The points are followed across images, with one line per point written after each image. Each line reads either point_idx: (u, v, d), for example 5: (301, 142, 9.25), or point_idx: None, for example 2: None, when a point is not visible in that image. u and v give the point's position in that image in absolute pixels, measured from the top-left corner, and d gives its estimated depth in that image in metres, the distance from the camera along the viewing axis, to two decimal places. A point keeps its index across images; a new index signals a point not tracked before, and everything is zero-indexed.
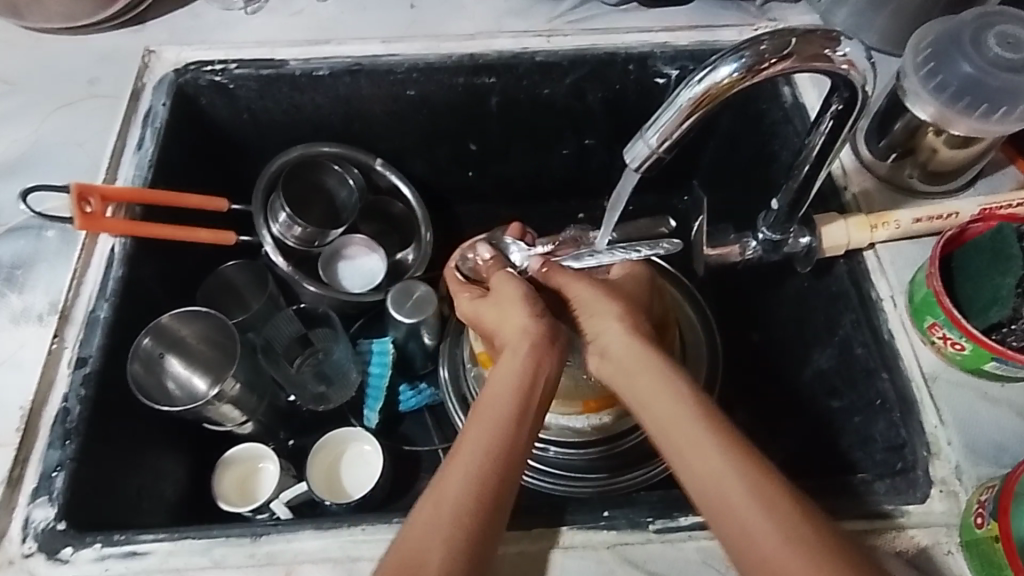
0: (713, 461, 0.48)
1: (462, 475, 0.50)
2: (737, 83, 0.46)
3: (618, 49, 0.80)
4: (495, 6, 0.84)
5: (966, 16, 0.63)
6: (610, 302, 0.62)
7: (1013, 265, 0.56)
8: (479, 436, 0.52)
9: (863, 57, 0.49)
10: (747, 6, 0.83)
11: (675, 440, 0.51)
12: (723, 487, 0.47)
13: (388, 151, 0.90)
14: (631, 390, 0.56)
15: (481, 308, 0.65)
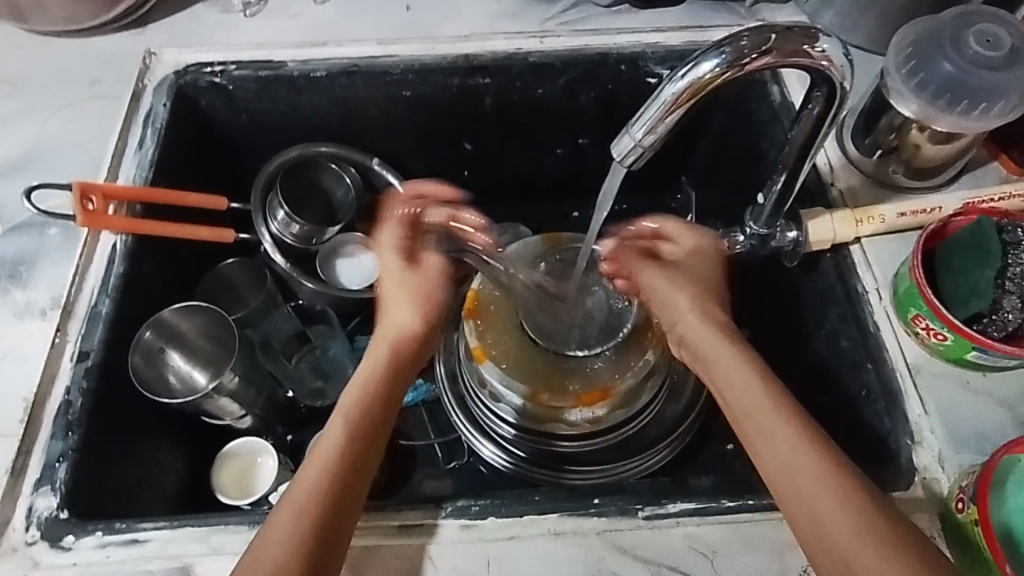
0: (782, 449, 0.53)
1: (316, 464, 0.55)
2: (718, 79, 0.48)
3: (610, 50, 0.82)
4: (489, 8, 0.86)
5: (945, 16, 0.64)
6: (684, 289, 0.66)
7: (992, 258, 0.57)
8: (335, 430, 0.57)
9: (841, 55, 0.50)
10: (736, 8, 0.85)
11: (759, 423, 0.55)
12: (795, 474, 0.52)
13: (384, 150, 0.92)
14: (714, 371, 0.61)
15: (388, 284, 0.71)
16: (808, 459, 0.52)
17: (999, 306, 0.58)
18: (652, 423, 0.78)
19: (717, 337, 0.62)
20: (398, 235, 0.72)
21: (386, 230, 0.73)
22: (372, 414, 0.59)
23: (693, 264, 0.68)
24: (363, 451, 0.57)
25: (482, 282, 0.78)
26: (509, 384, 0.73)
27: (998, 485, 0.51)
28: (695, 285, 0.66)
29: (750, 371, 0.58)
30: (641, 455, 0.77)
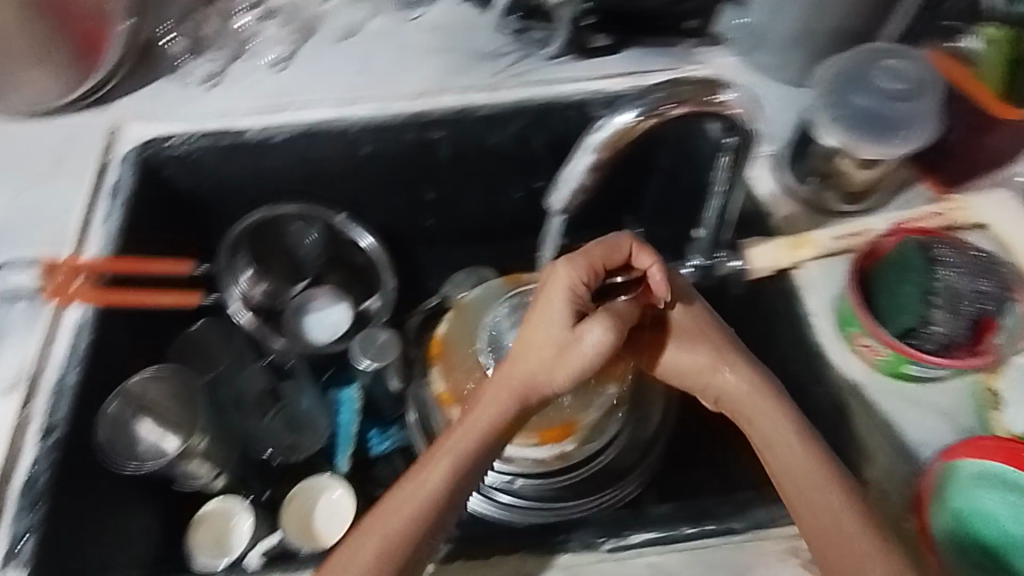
0: (822, 498, 0.55)
1: (409, 500, 0.57)
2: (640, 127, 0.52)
3: (556, 99, 0.86)
4: (440, 65, 0.90)
5: (855, 55, 0.69)
6: (697, 357, 0.63)
7: (918, 276, 0.64)
8: (436, 472, 0.57)
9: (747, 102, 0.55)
10: (674, 50, 0.89)
11: (787, 464, 0.57)
12: (830, 523, 0.54)
13: (348, 205, 0.94)
14: (752, 423, 0.60)
15: (540, 334, 0.60)
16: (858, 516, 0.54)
17: (930, 321, 0.62)
18: (622, 453, 0.80)
19: (763, 397, 0.60)
20: (590, 281, 0.60)
21: (569, 271, 0.60)
22: (476, 467, 0.59)
23: (684, 321, 0.64)
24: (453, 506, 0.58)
25: (449, 327, 0.83)
26: None
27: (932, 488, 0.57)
28: (710, 347, 0.63)
29: (786, 423, 0.59)
30: (612, 488, 0.78)
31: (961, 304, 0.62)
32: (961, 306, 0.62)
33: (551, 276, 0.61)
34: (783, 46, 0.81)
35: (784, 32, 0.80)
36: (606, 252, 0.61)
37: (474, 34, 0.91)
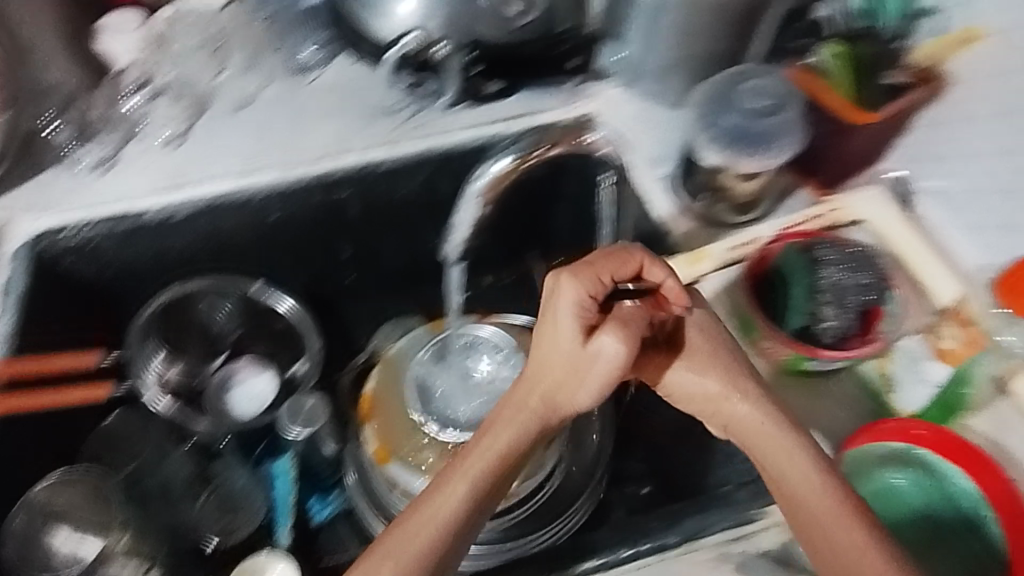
0: (833, 513, 0.54)
1: (415, 535, 0.54)
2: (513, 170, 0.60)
3: (453, 148, 0.91)
4: (338, 126, 0.91)
5: (723, 78, 0.75)
6: (709, 381, 0.61)
7: (802, 279, 0.70)
8: (448, 506, 0.54)
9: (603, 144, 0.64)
10: (564, 86, 0.93)
11: (789, 466, 0.56)
12: (842, 543, 0.53)
13: (263, 273, 0.92)
14: (757, 449, 0.59)
15: (552, 353, 0.59)
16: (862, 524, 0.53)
17: (824, 318, 0.68)
18: (566, 479, 0.76)
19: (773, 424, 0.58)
20: (597, 292, 0.60)
21: (574, 283, 0.59)
22: (486, 503, 0.56)
23: (696, 339, 0.63)
24: (460, 544, 0.55)
25: (376, 382, 0.83)
26: (413, 476, 0.75)
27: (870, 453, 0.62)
28: (723, 371, 0.62)
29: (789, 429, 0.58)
30: (568, 512, 0.75)
31: (849, 298, 0.68)
32: (848, 299, 0.68)
33: (557, 288, 0.60)
34: (659, 78, 0.87)
35: (659, 64, 0.86)
36: (613, 264, 0.60)
37: (368, 92, 0.93)
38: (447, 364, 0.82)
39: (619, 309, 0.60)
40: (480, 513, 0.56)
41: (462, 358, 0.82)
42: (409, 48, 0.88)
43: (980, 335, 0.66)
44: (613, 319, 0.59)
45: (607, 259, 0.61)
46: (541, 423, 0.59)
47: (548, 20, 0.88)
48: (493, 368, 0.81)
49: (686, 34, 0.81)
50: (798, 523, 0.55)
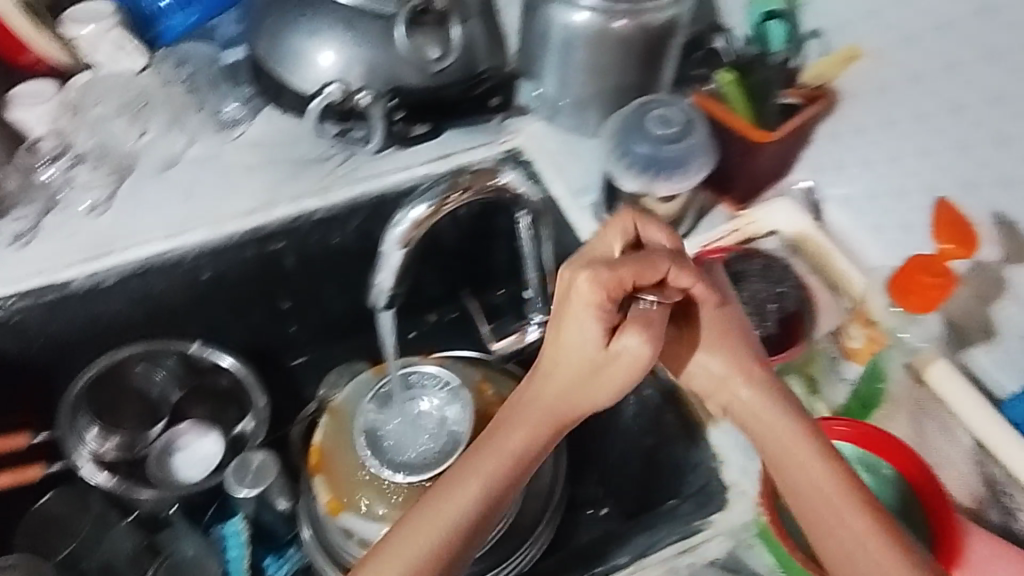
0: (841, 506, 0.53)
1: (415, 547, 0.53)
2: (431, 216, 0.60)
3: (386, 191, 0.92)
4: (267, 178, 0.92)
5: (630, 108, 0.77)
6: (718, 365, 0.60)
7: None
8: (456, 510, 0.54)
9: (523, 181, 0.65)
10: (488, 124, 0.96)
11: (794, 456, 0.55)
12: (851, 537, 0.52)
13: (202, 330, 0.93)
14: (762, 441, 0.57)
15: (567, 354, 0.56)
16: (870, 517, 0.52)
17: None
18: (524, 509, 0.77)
19: (778, 412, 0.57)
20: (616, 298, 0.54)
21: (593, 286, 0.53)
22: (495, 509, 0.56)
23: (709, 323, 0.60)
24: (462, 557, 0.54)
25: (324, 434, 0.82)
26: (366, 523, 0.75)
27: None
28: (736, 358, 0.60)
29: (799, 421, 0.57)
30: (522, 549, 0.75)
31: (767, 306, 0.71)
32: (766, 309, 0.70)
33: (576, 290, 0.54)
34: (578, 111, 0.92)
35: (573, 98, 0.91)
36: (638, 269, 0.54)
37: (297, 143, 0.95)
38: (396, 406, 0.82)
39: (642, 308, 0.56)
40: (490, 518, 0.55)
41: (410, 399, 0.82)
42: (333, 99, 0.89)
43: (880, 334, 0.69)
44: (637, 320, 0.55)
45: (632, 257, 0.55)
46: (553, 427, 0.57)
47: (466, 63, 0.91)
48: (440, 406, 0.81)
49: (594, 72, 0.87)
50: (803, 515, 0.54)
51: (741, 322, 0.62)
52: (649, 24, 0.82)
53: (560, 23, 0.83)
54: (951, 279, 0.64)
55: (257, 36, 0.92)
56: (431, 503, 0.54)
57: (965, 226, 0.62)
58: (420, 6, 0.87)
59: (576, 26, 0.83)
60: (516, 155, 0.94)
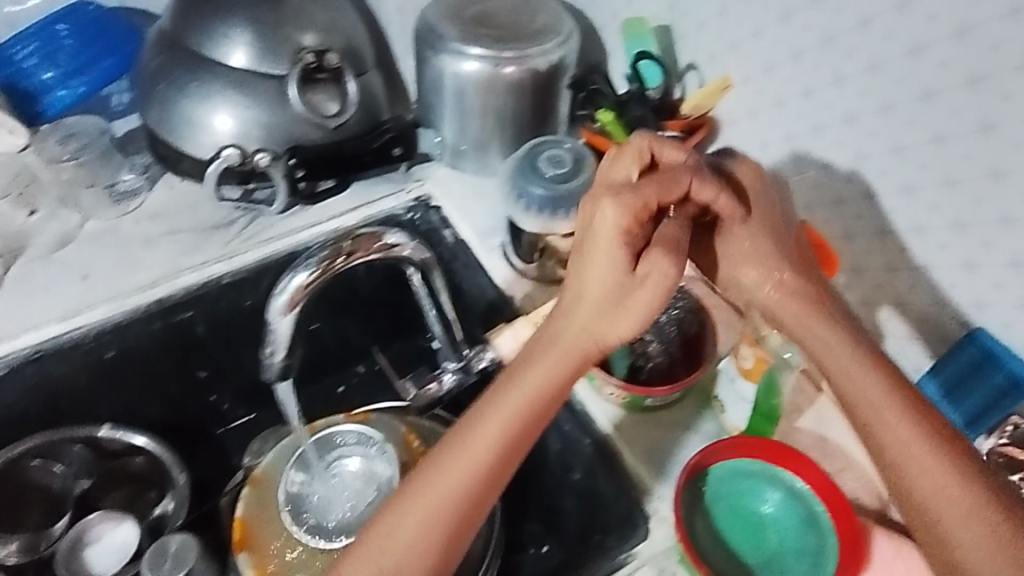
0: (881, 403, 0.53)
1: (437, 496, 0.53)
2: (312, 284, 0.59)
3: (296, 249, 0.91)
4: (170, 250, 0.90)
5: (522, 152, 0.79)
6: (754, 274, 0.59)
7: None
8: (476, 453, 0.53)
9: (409, 240, 0.66)
10: (394, 175, 0.97)
11: (851, 377, 0.54)
12: (894, 434, 0.52)
13: (114, 413, 0.89)
14: (803, 344, 0.57)
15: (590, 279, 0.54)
16: (932, 441, 0.52)
17: (649, 355, 0.71)
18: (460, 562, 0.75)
19: (818, 317, 0.56)
20: (642, 220, 0.54)
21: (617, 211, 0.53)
22: (519, 450, 0.55)
23: (745, 235, 0.60)
24: (482, 504, 0.54)
25: (246, 507, 0.78)
26: None
27: (709, 484, 0.63)
28: (772, 263, 0.59)
29: (852, 339, 0.56)
30: None
31: (670, 332, 0.71)
32: (669, 335, 0.71)
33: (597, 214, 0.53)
34: (480, 153, 0.93)
35: (474, 142, 0.92)
36: (661, 189, 0.54)
37: (198, 209, 0.94)
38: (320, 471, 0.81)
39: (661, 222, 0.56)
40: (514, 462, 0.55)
41: (333, 460, 0.82)
42: (230, 162, 0.87)
43: (766, 352, 0.67)
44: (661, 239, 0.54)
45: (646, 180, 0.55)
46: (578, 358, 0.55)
47: (365, 117, 0.93)
48: (366, 462, 0.81)
49: (490, 115, 0.89)
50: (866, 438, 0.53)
51: (781, 228, 0.60)
52: (537, 68, 0.85)
53: (450, 72, 0.85)
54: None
55: (148, 105, 0.91)
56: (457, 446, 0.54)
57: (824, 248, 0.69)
58: (312, 64, 0.87)
59: (466, 74, 0.85)
60: (425, 203, 0.94)
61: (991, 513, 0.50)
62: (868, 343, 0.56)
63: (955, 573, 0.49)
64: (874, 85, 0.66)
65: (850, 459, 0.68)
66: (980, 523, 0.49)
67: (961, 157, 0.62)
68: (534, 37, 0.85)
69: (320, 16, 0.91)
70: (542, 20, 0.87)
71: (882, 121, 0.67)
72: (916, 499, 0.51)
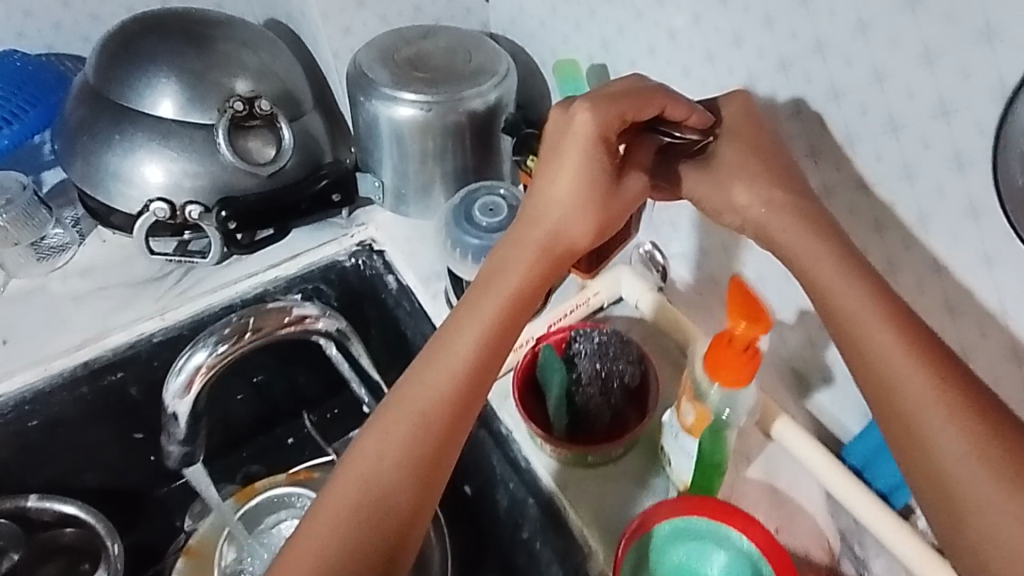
0: (863, 311, 0.53)
1: (428, 388, 0.56)
2: (210, 363, 0.62)
3: (233, 300, 0.88)
4: (98, 307, 0.86)
5: (457, 199, 0.77)
6: (738, 192, 0.61)
7: (554, 377, 0.67)
8: (459, 345, 0.58)
9: (321, 314, 0.68)
10: (336, 220, 0.94)
11: (825, 276, 0.55)
12: (872, 339, 0.52)
13: (45, 480, 0.86)
14: (792, 256, 0.58)
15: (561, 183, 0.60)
16: (899, 331, 0.51)
17: (592, 409, 0.67)
18: None
19: (809, 235, 0.57)
20: (613, 129, 0.59)
21: (593, 116, 0.58)
22: (499, 339, 0.59)
23: (727, 155, 0.62)
24: (474, 390, 0.57)
25: None
26: None
27: (653, 542, 0.60)
28: (756, 178, 0.60)
29: (826, 241, 0.57)
30: None
31: (611, 384, 0.68)
32: (610, 387, 0.68)
33: (576, 121, 0.59)
34: (422, 196, 0.91)
35: (415, 185, 0.90)
36: (637, 103, 0.59)
37: (131, 264, 0.91)
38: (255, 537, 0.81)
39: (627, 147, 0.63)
40: (494, 349, 0.58)
41: (267, 526, 0.81)
42: (159, 216, 0.84)
43: (706, 405, 0.60)
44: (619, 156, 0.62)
45: (621, 97, 0.59)
46: (552, 254, 0.61)
47: (301, 160, 0.91)
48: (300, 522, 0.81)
49: (429, 157, 0.86)
50: (838, 331, 0.54)
51: (768, 150, 0.61)
52: (474, 110, 0.82)
53: (384, 117, 0.83)
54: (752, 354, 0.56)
55: (72, 160, 0.87)
56: (442, 342, 0.57)
57: (756, 299, 0.55)
58: (241, 112, 0.83)
59: (400, 119, 0.82)
60: (369, 247, 0.92)
61: (957, 398, 0.48)
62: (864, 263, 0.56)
63: (920, 463, 0.48)
64: (801, 129, 0.62)
65: (804, 510, 0.65)
66: (942, 405, 0.48)
67: (888, 204, 0.58)
68: (469, 79, 0.83)
69: (250, 61, 0.87)
70: (477, 60, 0.85)
71: (811, 164, 0.62)
72: (880, 387, 0.51)
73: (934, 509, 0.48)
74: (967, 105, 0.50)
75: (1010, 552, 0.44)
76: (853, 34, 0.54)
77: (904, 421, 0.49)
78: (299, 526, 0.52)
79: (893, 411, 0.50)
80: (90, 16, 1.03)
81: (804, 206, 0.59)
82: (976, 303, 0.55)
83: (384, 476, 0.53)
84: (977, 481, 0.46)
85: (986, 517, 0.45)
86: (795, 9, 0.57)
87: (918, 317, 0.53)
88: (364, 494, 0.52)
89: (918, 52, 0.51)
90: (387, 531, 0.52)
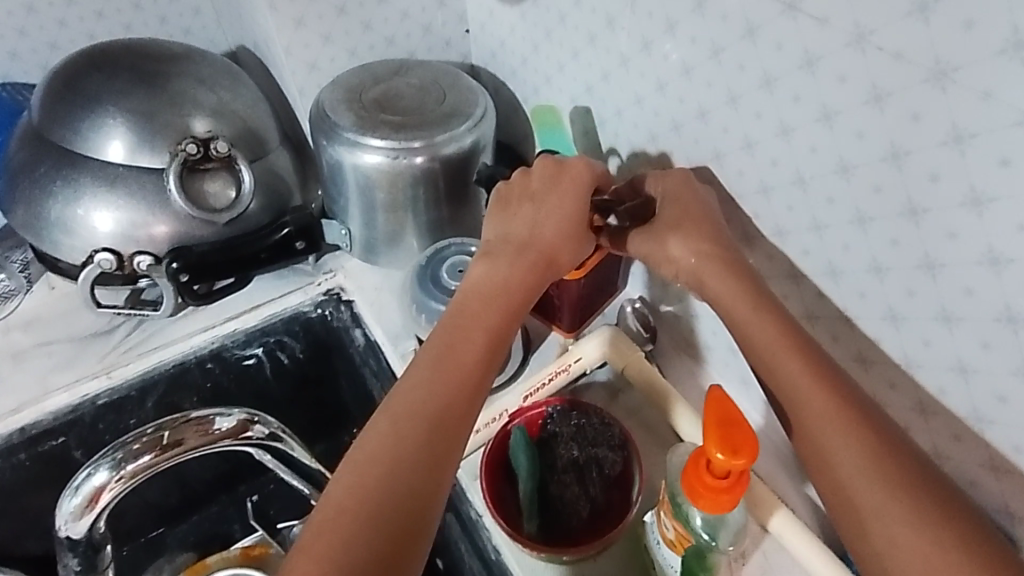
0: (775, 347, 0.52)
1: (434, 389, 0.52)
2: (109, 486, 0.65)
3: (187, 357, 0.81)
4: (40, 364, 0.80)
5: (424, 260, 0.77)
6: (670, 241, 0.59)
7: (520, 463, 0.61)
8: (465, 345, 0.55)
9: (248, 420, 0.70)
10: (303, 267, 0.88)
11: (736, 307, 0.55)
12: (787, 370, 0.51)
13: None
14: (712, 291, 0.57)
15: (562, 203, 0.61)
16: (805, 354, 0.52)
17: (567, 498, 0.61)
18: None
19: (726, 275, 0.56)
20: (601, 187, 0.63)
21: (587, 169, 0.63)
22: (502, 340, 0.56)
23: (666, 211, 0.60)
24: (480, 391, 0.54)
25: None
26: None
27: None
28: (694, 229, 0.58)
29: (741, 282, 0.55)
30: None
31: (588, 472, 0.62)
32: (587, 473, 0.62)
33: (565, 166, 0.63)
34: (392, 244, 0.84)
35: (386, 233, 0.83)
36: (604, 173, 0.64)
37: (79, 314, 0.84)
38: None
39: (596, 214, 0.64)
40: (496, 349, 0.56)
41: None
42: (104, 267, 0.78)
43: (687, 530, 0.53)
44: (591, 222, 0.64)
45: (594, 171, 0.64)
46: (548, 260, 0.60)
47: (264, 203, 0.83)
48: None
49: (400, 205, 0.79)
50: (754, 362, 0.54)
51: (708, 209, 0.59)
52: (449, 156, 0.76)
53: (349, 164, 0.76)
54: (735, 481, 0.48)
55: (14, 205, 0.81)
56: (445, 343, 0.55)
57: (741, 426, 0.47)
58: (194, 155, 0.75)
59: (365, 167, 0.75)
60: (337, 296, 0.85)
61: (857, 412, 0.49)
62: (775, 299, 0.55)
63: (826, 478, 0.48)
64: (803, 200, 0.55)
65: None
66: (844, 423, 0.48)
67: (906, 293, 0.51)
68: (441, 122, 0.76)
69: (207, 99, 0.80)
70: (452, 100, 0.78)
71: (816, 238, 0.55)
72: (797, 416, 0.50)
73: (840, 518, 0.48)
74: (1005, 195, 0.43)
75: (903, 553, 0.44)
76: (865, 103, 0.47)
77: (815, 445, 0.49)
78: (295, 547, 0.46)
79: (806, 435, 0.50)
80: (49, 44, 0.97)
81: (727, 256, 0.57)
82: (1009, 415, 0.48)
83: (394, 482, 0.48)
84: (871, 488, 0.46)
85: (884, 525, 0.45)
86: (799, 70, 0.51)
87: (824, 354, 0.52)
88: (370, 504, 0.47)
89: (943, 131, 0.44)
90: (397, 537, 0.46)
